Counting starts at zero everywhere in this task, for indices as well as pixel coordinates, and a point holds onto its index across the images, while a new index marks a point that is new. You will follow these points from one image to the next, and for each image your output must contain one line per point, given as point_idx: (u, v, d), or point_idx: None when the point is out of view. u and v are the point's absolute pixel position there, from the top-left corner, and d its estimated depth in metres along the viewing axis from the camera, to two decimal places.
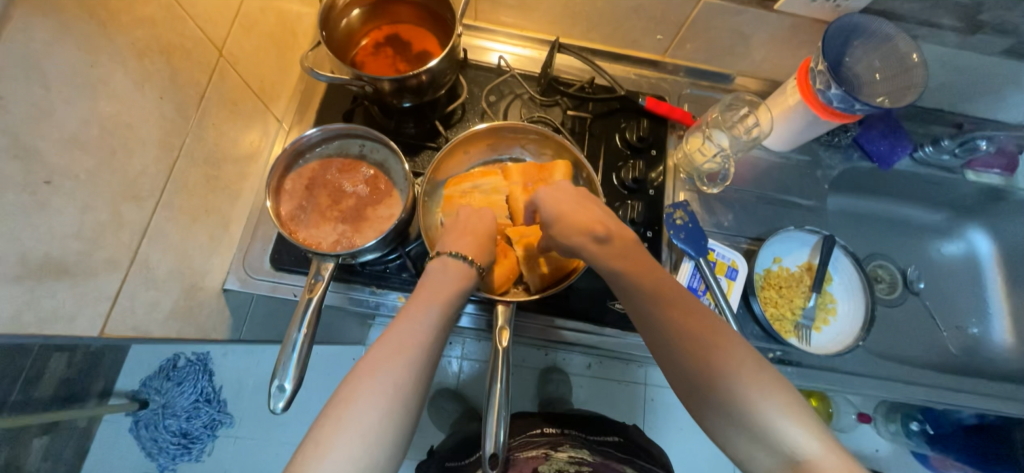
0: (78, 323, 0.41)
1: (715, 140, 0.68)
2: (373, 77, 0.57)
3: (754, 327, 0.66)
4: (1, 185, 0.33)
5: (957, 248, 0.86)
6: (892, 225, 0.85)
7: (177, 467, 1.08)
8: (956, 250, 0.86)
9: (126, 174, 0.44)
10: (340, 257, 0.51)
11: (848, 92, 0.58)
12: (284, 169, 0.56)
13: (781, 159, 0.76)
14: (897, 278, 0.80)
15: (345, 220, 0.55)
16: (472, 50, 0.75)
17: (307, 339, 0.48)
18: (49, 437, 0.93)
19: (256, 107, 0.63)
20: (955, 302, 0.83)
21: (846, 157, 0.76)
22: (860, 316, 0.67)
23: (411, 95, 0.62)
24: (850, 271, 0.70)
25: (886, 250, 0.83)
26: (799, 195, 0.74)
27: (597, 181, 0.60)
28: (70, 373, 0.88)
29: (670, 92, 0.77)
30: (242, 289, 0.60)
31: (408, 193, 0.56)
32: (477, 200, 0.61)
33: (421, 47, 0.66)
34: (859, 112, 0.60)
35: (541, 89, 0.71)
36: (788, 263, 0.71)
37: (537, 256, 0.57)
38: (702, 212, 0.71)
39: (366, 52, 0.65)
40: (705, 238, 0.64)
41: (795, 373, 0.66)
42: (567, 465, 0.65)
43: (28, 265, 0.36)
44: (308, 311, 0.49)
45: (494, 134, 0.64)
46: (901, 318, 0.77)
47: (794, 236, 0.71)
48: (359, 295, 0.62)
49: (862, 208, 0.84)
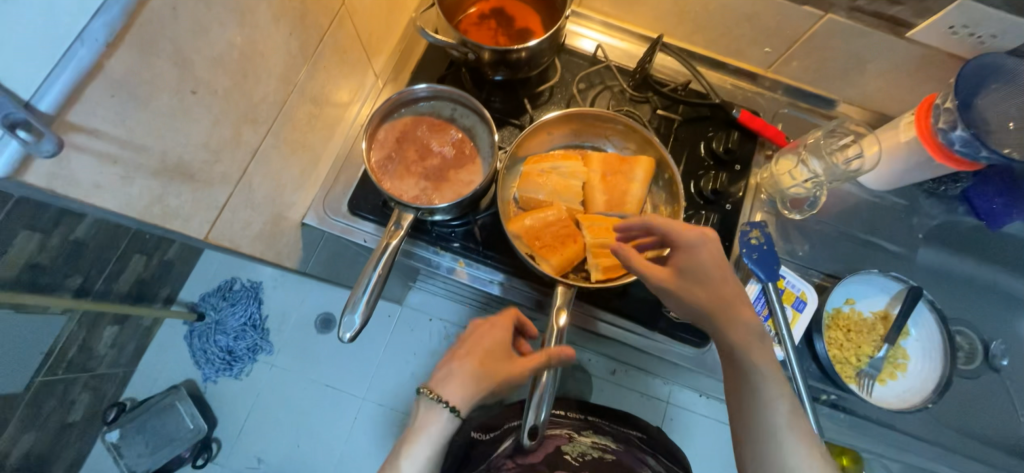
0: (192, 223, 0.46)
1: (810, 165, 0.64)
2: (477, 46, 0.59)
3: (812, 366, 0.63)
4: (160, 87, 0.37)
5: None
6: (996, 297, 0.74)
7: (219, 380, 1.11)
8: None
9: (250, 99, 0.48)
10: (420, 211, 0.53)
11: (975, 136, 0.54)
12: (380, 119, 0.59)
13: (873, 198, 0.71)
14: (978, 349, 0.71)
15: (427, 177, 0.58)
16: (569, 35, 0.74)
17: (380, 280, 0.50)
18: (118, 328, 1.01)
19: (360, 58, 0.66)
20: None
21: (950, 209, 0.72)
22: (932, 378, 0.64)
23: (506, 69, 0.63)
24: (931, 328, 0.65)
25: (976, 319, 0.73)
26: (886, 238, 0.70)
27: (680, 183, 0.59)
28: (145, 275, 1.00)
29: (766, 109, 0.73)
30: (319, 226, 0.64)
31: (491, 163, 0.57)
32: (554, 182, 0.61)
33: (523, 25, 0.67)
34: (983, 159, 0.56)
35: (635, 83, 0.70)
36: (863, 306, 0.67)
37: (605, 248, 0.57)
38: (777, 237, 0.68)
39: (471, 21, 0.67)
40: (778, 264, 0.62)
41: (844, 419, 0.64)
42: (590, 449, 0.67)
43: (164, 163, 0.41)
44: (384, 255, 0.51)
45: (580, 119, 0.64)
46: (977, 391, 0.71)
47: (874, 280, 0.67)
48: (423, 253, 0.65)
49: (957, 268, 0.73)
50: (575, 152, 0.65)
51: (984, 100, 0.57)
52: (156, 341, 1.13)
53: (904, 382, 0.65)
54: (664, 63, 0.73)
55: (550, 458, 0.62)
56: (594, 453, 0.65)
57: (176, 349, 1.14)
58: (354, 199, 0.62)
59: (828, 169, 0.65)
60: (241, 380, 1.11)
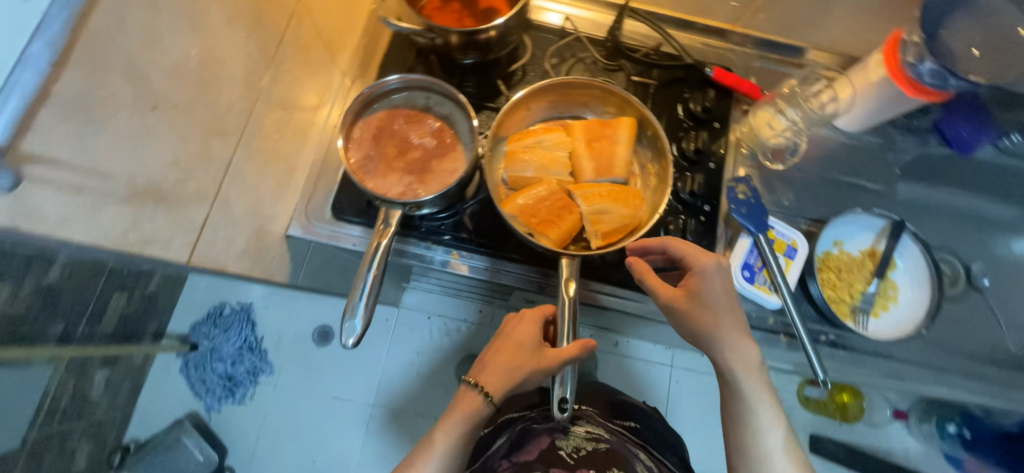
0: (170, 247, 0.44)
1: (787, 114, 0.66)
2: (444, 29, 0.59)
3: (807, 308, 0.65)
4: (116, 105, 0.36)
5: None
6: (969, 220, 0.77)
7: (222, 409, 1.10)
8: None
9: (213, 109, 0.46)
10: (407, 206, 0.52)
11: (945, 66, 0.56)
12: (354, 117, 0.57)
13: (850, 139, 0.72)
14: (960, 273, 0.74)
15: (410, 171, 0.56)
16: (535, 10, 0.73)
17: (376, 280, 0.49)
18: (110, 371, 0.96)
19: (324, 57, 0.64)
20: None
21: (922, 142, 0.73)
22: (920, 306, 0.66)
23: (476, 51, 0.63)
24: (917, 258, 0.67)
25: (955, 243, 0.76)
26: (866, 178, 0.72)
27: (665, 142, 0.59)
28: (129, 312, 0.92)
29: (738, 64, 0.73)
30: (305, 235, 0.59)
31: (473, 149, 0.56)
32: (539, 157, 0.61)
33: (488, 4, 0.65)
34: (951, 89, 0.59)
35: (607, 53, 0.70)
36: (851, 246, 0.68)
37: (598, 218, 0.57)
38: (763, 189, 0.69)
39: (434, 6, 0.64)
40: (767, 215, 0.63)
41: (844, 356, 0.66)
42: (585, 440, 0.65)
43: (132, 188, 0.39)
44: (376, 256, 0.50)
45: (558, 91, 0.63)
46: (962, 312, 0.73)
47: (860, 219, 0.69)
48: (415, 250, 0.63)
49: (934, 198, 0.75)
50: (556, 126, 0.64)
51: (948, 29, 0.58)
52: (151, 378, 1.09)
53: (896, 313, 0.66)
54: (633, 29, 0.73)
55: (545, 456, 0.62)
56: (589, 445, 0.63)
57: (173, 383, 1.11)
58: (337, 204, 0.60)
59: (805, 117, 0.66)
60: (245, 405, 1.10)
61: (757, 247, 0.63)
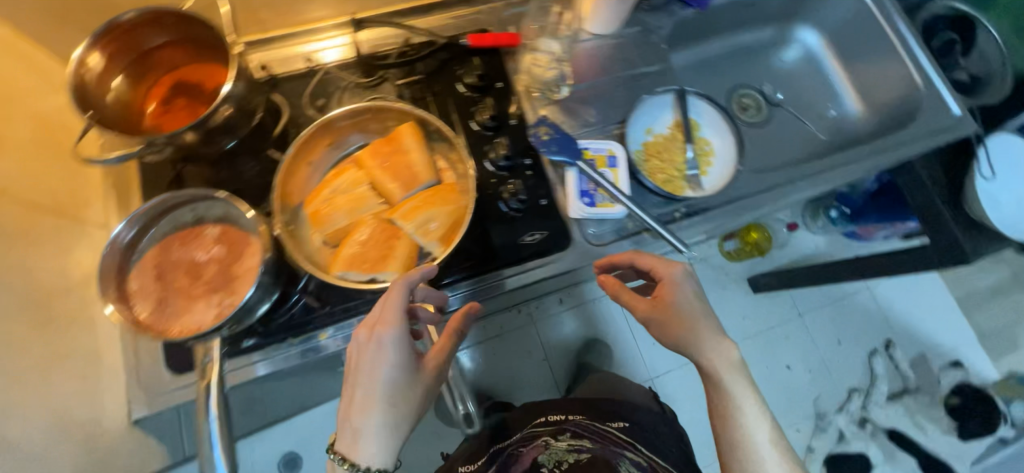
0: None
1: (543, 49, 0.71)
2: (170, 134, 0.52)
3: (652, 198, 0.69)
4: None
5: (795, 51, 0.92)
6: (743, 55, 0.90)
7: None
8: (795, 53, 0.92)
9: None
10: (224, 327, 0.47)
11: None
12: (123, 271, 0.51)
13: (616, 39, 0.75)
14: (760, 100, 0.87)
15: (215, 289, 0.51)
16: (276, 65, 0.68)
17: (225, 420, 0.44)
18: None
19: (63, 223, 0.57)
20: (811, 96, 0.91)
21: (671, 13, 0.78)
22: (730, 148, 0.75)
23: (225, 135, 0.58)
24: (709, 112, 0.77)
25: (750, 76, 0.90)
26: (644, 64, 0.77)
27: (445, 128, 0.58)
28: None
29: (492, 21, 0.75)
30: (152, 412, 0.53)
31: (263, 233, 0.51)
32: (342, 202, 0.59)
33: (209, 83, 0.59)
34: None
35: (361, 72, 0.68)
36: (659, 128, 0.76)
37: (427, 226, 0.56)
38: (566, 118, 0.72)
39: (155, 114, 0.59)
40: (575, 141, 0.66)
41: (703, 221, 0.68)
42: (566, 453, 0.75)
43: None
44: (210, 396, 0.44)
45: (327, 131, 0.60)
46: (772, 130, 0.84)
47: (653, 103, 0.76)
48: (283, 355, 0.57)
49: (707, 53, 0.89)
50: (346, 164, 0.62)
51: None
52: None
53: (718, 164, 0.74)
54: (380, 35, 0.71)
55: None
56: (569, 457, 0.75)
57: None
58: (168, 359, 0.54)
59: (562, 47, 0.72)
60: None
61: (582, 172, 0.66)
